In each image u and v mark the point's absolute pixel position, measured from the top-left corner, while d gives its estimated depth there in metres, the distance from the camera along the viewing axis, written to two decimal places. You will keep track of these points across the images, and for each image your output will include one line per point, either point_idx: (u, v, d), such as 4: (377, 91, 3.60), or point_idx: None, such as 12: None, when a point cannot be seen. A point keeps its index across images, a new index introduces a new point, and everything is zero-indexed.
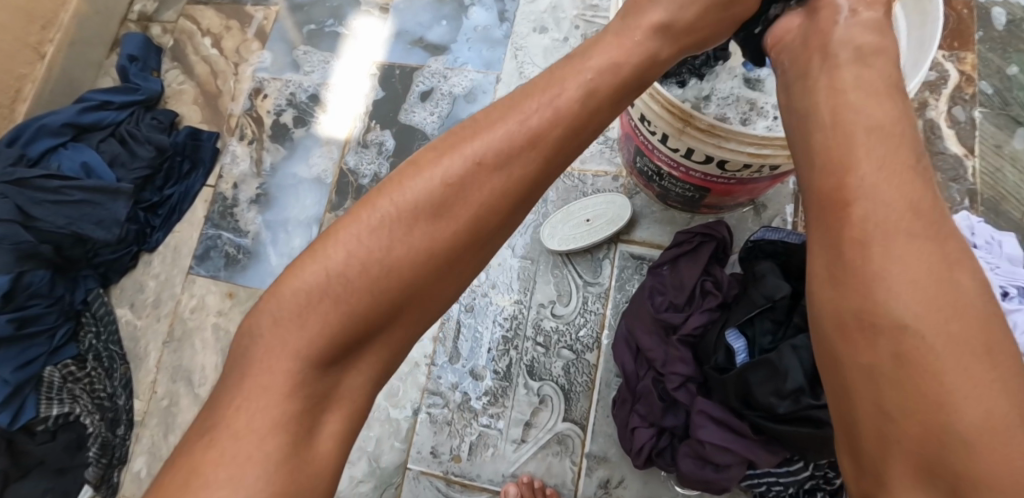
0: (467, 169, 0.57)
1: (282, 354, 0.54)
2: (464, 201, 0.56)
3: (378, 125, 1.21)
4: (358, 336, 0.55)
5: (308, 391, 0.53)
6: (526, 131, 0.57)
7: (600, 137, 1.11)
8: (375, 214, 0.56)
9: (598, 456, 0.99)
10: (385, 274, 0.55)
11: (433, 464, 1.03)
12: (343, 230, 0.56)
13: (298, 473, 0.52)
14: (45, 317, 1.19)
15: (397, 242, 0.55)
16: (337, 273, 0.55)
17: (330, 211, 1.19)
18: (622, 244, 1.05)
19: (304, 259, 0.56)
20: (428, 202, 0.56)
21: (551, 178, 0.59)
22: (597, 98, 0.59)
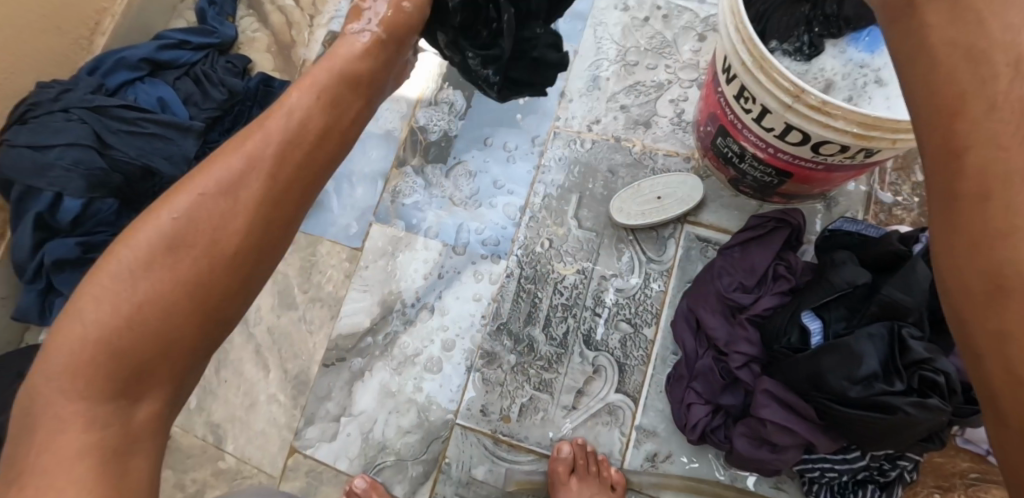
0: (197, 225, 0.63)
1: (142, 348, 0.59)
2: (238, 198, 0.65)
3: (449, 87, 1.21)
4: (137, 367, 0.59)
5: (101, 411, 0.57)
6: (238, 190, 0.65)
7: (675, 118, 1.11)
8: (197, 214, 0.63)
9: (647, 430, 1.01)
10: (138, 317, 0.59)
11: (482, 422, 1.05)
12: (106, 267, 0.61)
13: (122, 476, 0.56)
14: (109, 245, 1.22)
15: (187, 233, 0.63)
16: (97, 310, 0.59)
17: (398, 167, 1.19)
18: (689, 225, 1.06)
19: (88, 285, 0.60)
20: (226, 196, 0.64)
21: (288, 202, 0.68)
22: (341, 113, 0.74)
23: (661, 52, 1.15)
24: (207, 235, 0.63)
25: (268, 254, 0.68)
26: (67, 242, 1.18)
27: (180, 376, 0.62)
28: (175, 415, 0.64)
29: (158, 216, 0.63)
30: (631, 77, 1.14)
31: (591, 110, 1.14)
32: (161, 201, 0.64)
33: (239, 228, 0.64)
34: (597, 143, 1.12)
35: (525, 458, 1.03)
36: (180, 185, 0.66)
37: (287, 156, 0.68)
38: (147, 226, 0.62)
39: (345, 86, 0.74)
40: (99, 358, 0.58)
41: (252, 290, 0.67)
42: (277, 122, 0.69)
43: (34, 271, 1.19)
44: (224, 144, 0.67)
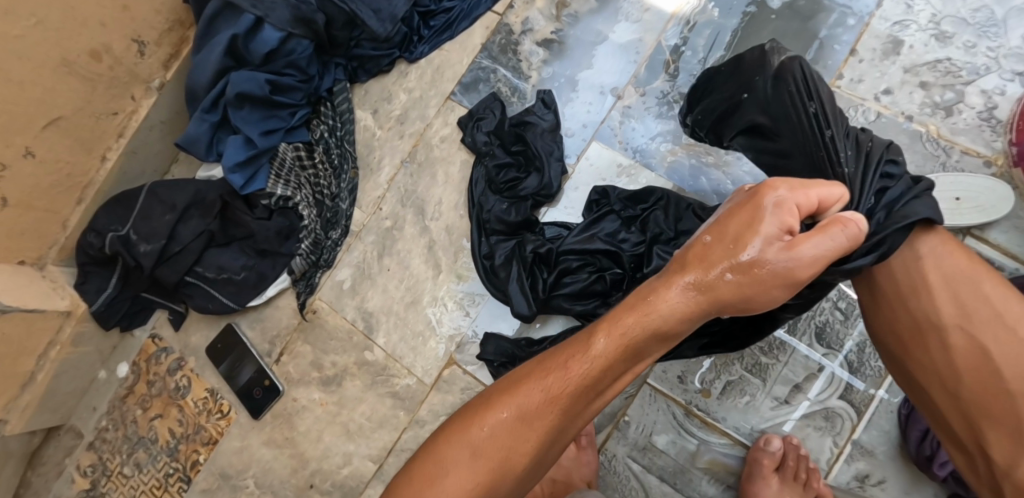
0: (564, 362, 0.65)
1: (564, 404, 0.64)
2: (590, 353, 0.63)
3: (716, 11, 1.05)
4: (566, 400, 0.64)
5: (536, 409, 0.64)
6: (619, 324, 0.63)
7: (983, 112, 0.95)
8: (646, 310, 0.62)
9: (864, 448, 0.89)
10: (588, 377, 0.63)
11: (676, 389, 0.95)
12: (573, 360, 0.64)
13: (545, 389, 0.64)
14: (293, 92, 1.10)
15: (626, 335, 0.62)
16: (593, 360, 0.63)
17: (636, 85, 1.06)
18: (971, 239, 0.92)
19: (558, 360, 0.65)
20: (622, 354, 0.63)
21: (601, 382, 0.64)
22: (651, 336, 0.63)
23: (984, 29, 0.96)
24: (546, 386, 0.64)
25: (541, 415, 0.64)
26: (257, 76, 1.06)
27: (495, 452, 0.64)
28: (463, 458, 0.64)
29: (517, 391, 0.65)
30: (941, 51, 0.97)
31: (883, 77, 0.99)
32: (539, 368, 0.66)
33: (558, 384, 0.64)
34: (882, 118, 0.98)
35: (717, 440, 0.93)
36: (613, 326, 0.63)
37: (620, 361, 0.63)
38: (577, 358, 0.64)
39: (655, 333, 0.63)
40: (504, 474, 0.64)
41: (548, 393, 0.64)
42: (645, 320, 0.62)
43: (213, 100, 1.08)
44: (663, 281, 0.63)
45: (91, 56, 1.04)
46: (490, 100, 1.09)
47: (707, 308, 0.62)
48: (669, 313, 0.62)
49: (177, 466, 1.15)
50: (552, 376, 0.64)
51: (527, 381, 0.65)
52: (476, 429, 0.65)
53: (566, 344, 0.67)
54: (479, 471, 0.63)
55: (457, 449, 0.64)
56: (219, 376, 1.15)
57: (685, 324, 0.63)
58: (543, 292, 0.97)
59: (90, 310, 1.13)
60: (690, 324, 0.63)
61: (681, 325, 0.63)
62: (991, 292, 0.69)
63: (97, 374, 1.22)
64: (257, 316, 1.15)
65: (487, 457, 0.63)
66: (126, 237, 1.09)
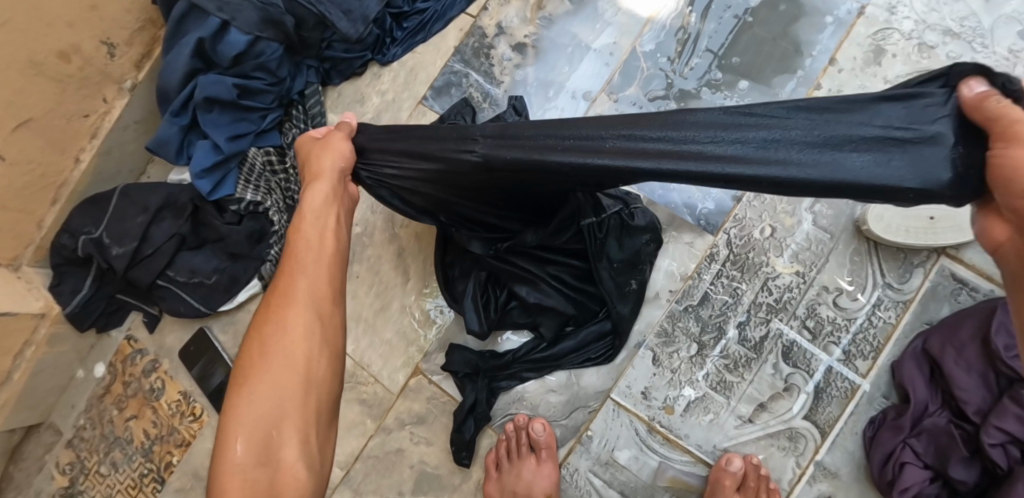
0: (287, 297, 0.70)
1: (318, 316, 0.70)
2: (302, 277, 0.71)
3: (695, 16, 1.02)
4: (319, 317, 0.70)
5: (295, 334, 0.69)
6: (302, 257, 0.72)
7: None
8: (305, 217, 0.74)
9: (828, 469, 0.88)
10: (317, 296, 0.71)
11: (640, 405, 0.94)
12: (290, 291, 0.71)
13: (289, 322, 0.69)
14: (264, 95, 1.09)
15: (326, 244, 0.73)
16: (310, 277, 0.71)
17: (609, 91, 1.04)
18: (946, 259, 0.89)
19: (280, 301, 0.71)
20: (324, 252, 0.73)
21: (335, 296, 0.73)
22: (337, 246, 0.75)
23: (970, 39, 0.93)
24: (290, 320, 0.69)
25: (306, 331, 0.69)
26: (224, 80, 1.04)
27: (285, 385, 0.67)
28: (261, 404, 0.66)
29: (270, 336, 0.69)
30: (924, 61, 0.94)
31: (863, 88, 0.95)
32: (270, 316, 0.70)
33: (296, 311, 0.69)
34: None
35: (679, 457, 0.92)
36: (304, 253, 0.72)
37: (333, 275, 0.73)
38: (292, 283, 0.71)
39: (332, 245, 0.74)
40: (290, 377, 0.67)
41: (294, 322, 0.69)
42: (320, 239, 0.73)
43: (181, 103, 1.06)
44: (309, 217, 0.74)
45: (60, 57, 1.03)
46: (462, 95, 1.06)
47: (303, 220, 0.74)
48: (318, 216, 0.74)
49: (152, 467, 1.17)
50: (289, 312, 0.70)
51: (266, 333, 0.70)
52: (251, 380, 0.67)
53: (273, 290, 0.73)
54: (275, 404, 0.66)
55: (245, 408, 0.66)
56: (192, 378, 1.16)
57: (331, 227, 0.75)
58: (495, 312, 0.97)
59: (65, 311, 1.14)
60: (337, 228, 0.75)
61: (327, 227, 0.74)
62: None
63: (76, 373, 1.23)
64: (229, 320, 1.16)
65: (276, 390, 0.67)
66: (99, 239, 1.09)
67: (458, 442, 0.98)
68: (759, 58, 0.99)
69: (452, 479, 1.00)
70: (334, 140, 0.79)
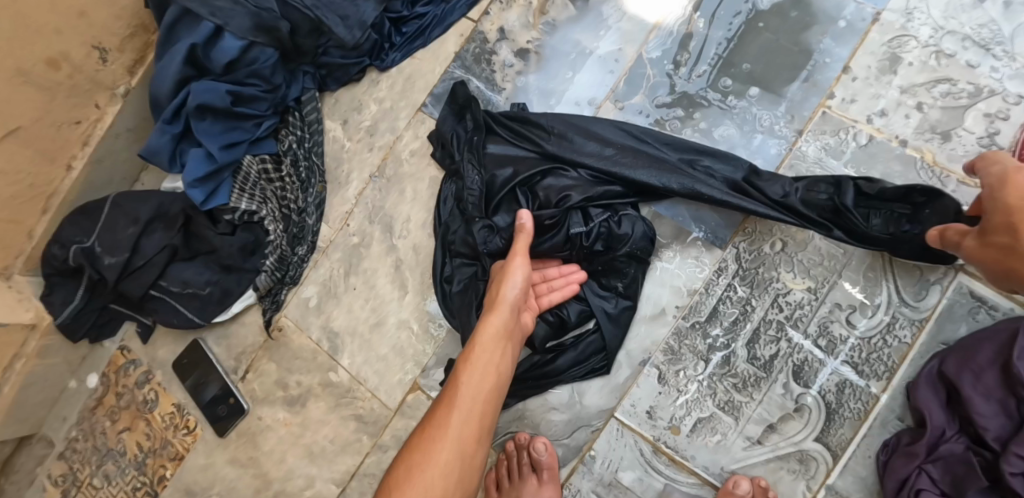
0: (452, 442, 0.76)
1: (464, 450, 0.77)
2: (450, 430, 0.77)
3: (703, 22, 0.98)
4: (461, 455, 0.76)
5: (451, 484, 0.75)
6: (459, 413, 0.78)
7: (984, 138, 0.88)
8: (473, 355, 0.81)
9: (839, 493, 0.85)
10: (467, 438, 0.78)
11: (644, 425, 0.91)
12: (438, 451, 0.75)
13: (437, 468, 0.74)
14: (259, 103, 1.06)
15: (486, 376, 0.80)
16: (460, 418, 0.78)
17: (614, 100, 1.01)
18: (964, 276, 0.86)
19: (432, 450, 0.75)
20: (487, 390, 0.80)
21: (483, 426, 0.79)
22: (493, 393, 0.81)
23: (989, 47, 0.89)
24: (450, 466, 0.75)
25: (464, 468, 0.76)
26: (218, 87, 1.01)
27: None
28: None
29: (410, 484, 0.73)
30: (941, 71, 0.90)
31: (877, 98, 0.92)
32: (414, 468, 0.75)
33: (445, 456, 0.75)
34: (874, 142, 0.91)
35: (684, 479, 0.89)
36: (464, 388, 0.79)
37: (473, 409, 0.79)
38: (450, 423, 0.77)
39: (491, 385, 0.81)
40: None
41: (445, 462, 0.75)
42: (481, 383, 0.80)
43: (174, 111, 1.03)
44: (472, 364, 0.80)
45: (49, 64, 1.01)
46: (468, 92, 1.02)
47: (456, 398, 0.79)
48: (489, 358, 0.81)
49: (145, 480, 1.14)
50: (432, 464, 0.74)
51: (409, 479, 0.74)
52: None
53: (423, 438, 0.77)
54: None
55: None
56: (186, 391, 1.13)
57: (496, 379, 0.81)
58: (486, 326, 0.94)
59: (56, 322, 1.11)
60: (493, 397, 0.81)
61: (487, 379, 0.80)
62: None
63: (67, 384, 1.20)
64: (223, 331, 1.13)
65: None
66: (90, 249, 1.06)
67: None
68: (770, 66, 0.95)
69: None
70: (513, 263, 0.86)
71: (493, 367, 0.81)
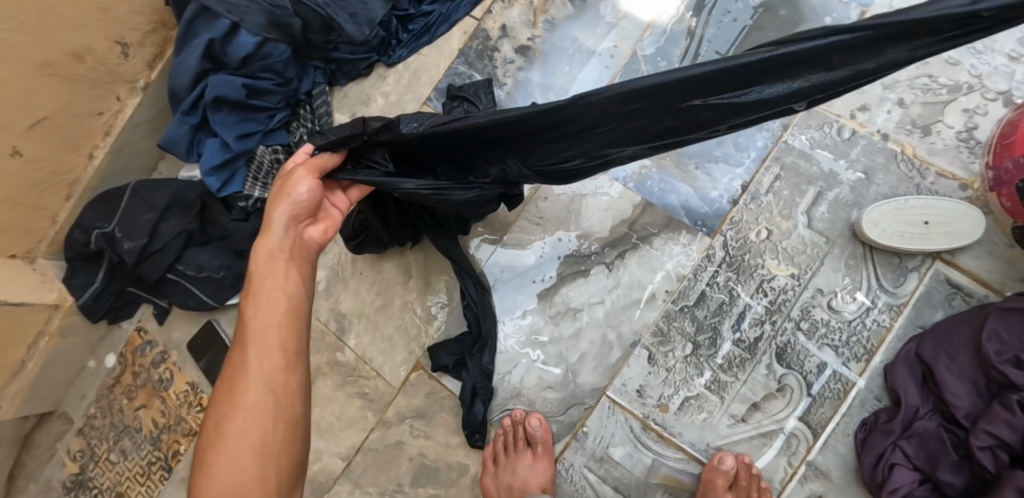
0: (255, 413, 0.69)
1: (270, 408, 0.70)
2: (245, 394, 0.69)
3: (695, 20, 1.03)
4: (265, 420, 0.69)
5: (264, 450, 0.68)
6: (252, 379, 0.70)
7: (962, 132, 0.92)
8: (254, 318, 0.72)
9: (819, 469, 0.89)
10: (272, 400, 0.70)
11: (635, 403, 0.96)
12: (237, 419, 0.69)
13: (245, 439, 0.68)
14: (271, 96, 1.11)
15: (284, 332, 0.72)
16: (263, 384, 0.70)
17: None
18: (940, 263, 0.90)
19: (227, 425, 0.69)
20: (277, 350, 0.71)
21: (290, 385, 0.71)
22: (293, 356, 0.72)
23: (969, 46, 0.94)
24: (254, 437, 0.68)
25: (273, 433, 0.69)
26: (233, 81, 1.07)
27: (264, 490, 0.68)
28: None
29: (216, 459, 0.68)
30: (922, 68, 0.95)
31: (861, 93, 0.96)
32: (214, 441, 0.69)
33: (250, 418, 0.69)
34: (858, 135, 0.96)
35: (672, 455, 0.94)
36: (251, 354, 0.71)
37: (269, 372, 0.70)
38: (245, 390, 0.69)
39: (285, 344, 0.72)
40: (235, 469, 0.67)
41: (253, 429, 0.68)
42: (281, 351, 0.71)
43: (192, 102, 1.09)
44: (259, 325, 0.72)
45: (74, 57, 1.07)
46: (475, 91, 1.08)
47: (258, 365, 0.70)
48: (271, 310, 0.73)
49: (159, 455, 1.19)
50: (239, 435, 0.68)
51: (212, 448, 0.69)
52: None
53: (222, 405, 0.70)
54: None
55: None
56: (200, 370, 1.18)
57: (288, 329, 0.73)
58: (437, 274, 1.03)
59: (78, 303, 1.17)
60: (288, 353, 0.72)
61: (284, 339, 0.72)
62: None
63: (87, 363, 1.26)
64: (235, 314, 1.18)
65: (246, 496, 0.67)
66: (111, 234, 1.12)
67: (470, 424, 1.00)
68: None
69: (450, 473, 1.02)
70: (296, 175, 0.78)
71: (272, 311, 0.73)
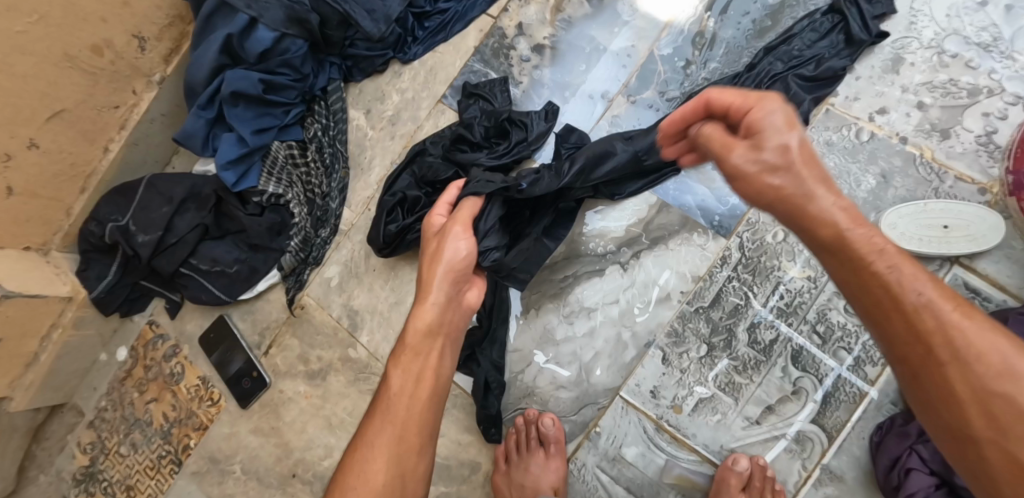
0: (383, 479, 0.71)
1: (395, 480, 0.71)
2: (379, 462, 0.71)
3: (713, 21, 1.03)
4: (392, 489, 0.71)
5: None
6: (383, 447, 0.72)
7: (983, 136, 0.92)
8: (397, 388, 0.76)
9: (834, 473, 0.89)
10: (402, 471, 0.72)
11: (648, 404, 0.96)
12: (366, 480, 0.71)
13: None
14: (287, 91, 1.11)
15: (419, 389, 0.76)
16: (392, 454, 0.72)
17: (626, 94, 1.06)
18: (959, 267, 0.89)
19: (356, 482, 0.71)
20: (408, 425, 0.74)
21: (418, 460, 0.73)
22: (423, 429, 0.75)
23: (989, 50, 0.93)
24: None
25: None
26: (250, 75, 1.07)
27: None
28: None
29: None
30: (942, 71, 0.94)
31: (879, 96, 0.96)
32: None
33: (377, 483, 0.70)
34: (875, 138, 0.95)
35: (686, 456, 0.93)
36: (387, 424, 0.74)
37: (398, 443, 0.73)
38: (378, 454, 0.72)
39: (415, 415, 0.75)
40: None
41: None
42: (414, 426, 0.74)
43: (208, 97, 1.09)
44: (398, 397, 0.75)
45: (93, 50, 1.07)
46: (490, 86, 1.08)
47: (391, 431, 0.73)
48: (415, 379, 0.77)
49: (170, 448, 1.20)
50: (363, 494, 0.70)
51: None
52: None
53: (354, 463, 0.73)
54: None
55: None
56: (212, 364, 1.19)
57: (422, 402, 0.76)
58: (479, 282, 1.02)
59: (91, 295, 1.17)
60: (421, 425, 0.75)
61: (416, 411, 0.75)
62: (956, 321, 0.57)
63: (98, 356, 1.26)
64: (248, 308, 1.18)
65: None
66: (125, 227, 1.12)
67: (486, 417, 1.00)
68: None
69: (462, 470, 1.02)
70: (453, 232, 0.87)
71: (414, 388, 0.76)
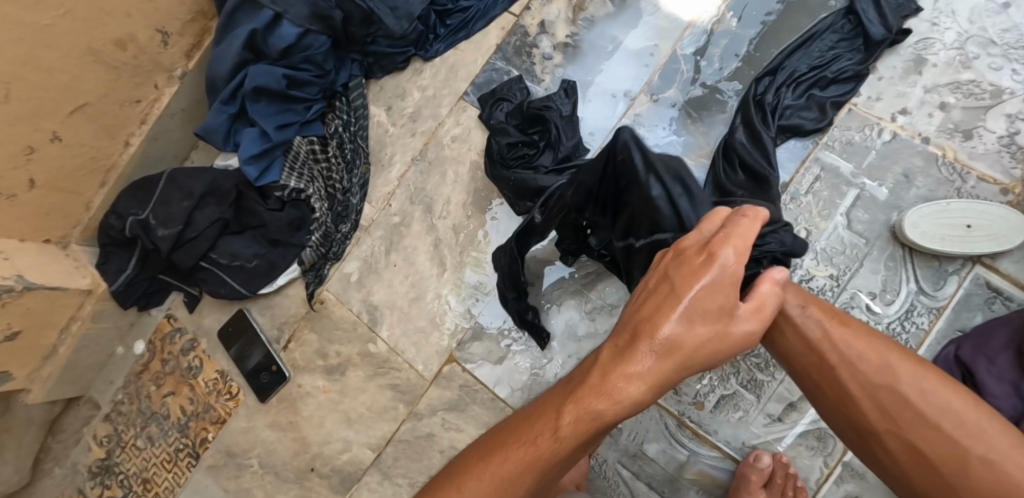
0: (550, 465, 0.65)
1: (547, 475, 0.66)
2: (560, 447, 0.64)
3: (735, 20, 1.03)
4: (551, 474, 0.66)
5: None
6: (575, 437, 0.64)
7: (1004, 137, 0.92)
8: (606, 387, 0.62)
9: (856, 470, 0.89)
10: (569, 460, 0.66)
11: (670, 400, 0.96)
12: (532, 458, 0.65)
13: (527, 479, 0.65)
14: (309, 87, 1.12)
15: (625, 396, 0.62)
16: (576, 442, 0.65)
17: (647, 93, 1.06)
18: (981, 267, 0.90)
19: (524, 451, 0.65)
20: (596, 431, 0.64)
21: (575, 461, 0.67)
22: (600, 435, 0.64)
23: (1011, 52, 0.94)
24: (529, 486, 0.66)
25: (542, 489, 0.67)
26: (274, 71, 1.08)
27: None
28: None
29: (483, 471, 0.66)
30: (964, 72, 0.95)
31: (901, 96, 0.97)
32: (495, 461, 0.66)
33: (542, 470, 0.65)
34: (897, 138, 0.96)
35: (707, 452, 0.94)
36: (598, 414, 0.62)
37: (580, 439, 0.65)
38: (551, 429, 0.64)
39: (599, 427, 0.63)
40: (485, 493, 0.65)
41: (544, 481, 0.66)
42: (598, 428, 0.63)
43: (231, 92, 1.10)
44: (603, 396, 0.62)
45: (117, 45, 1.07)
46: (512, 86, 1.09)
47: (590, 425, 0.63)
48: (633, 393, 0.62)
49: (187, 442, 1.20)
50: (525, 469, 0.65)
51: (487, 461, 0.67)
52: None
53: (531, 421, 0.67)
54: None
55: None
56: (230, 359, 1.19)
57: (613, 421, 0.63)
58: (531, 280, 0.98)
59: (110, 289, 1.17)
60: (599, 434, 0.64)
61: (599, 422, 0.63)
62: (926, 380, 0.63)
63: (115, 349, 1.27)
64: (266, 303, 1.19)
65: None
66: (145, 221, 1.13)
67: None
68: None
69: None
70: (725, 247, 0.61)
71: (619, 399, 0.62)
